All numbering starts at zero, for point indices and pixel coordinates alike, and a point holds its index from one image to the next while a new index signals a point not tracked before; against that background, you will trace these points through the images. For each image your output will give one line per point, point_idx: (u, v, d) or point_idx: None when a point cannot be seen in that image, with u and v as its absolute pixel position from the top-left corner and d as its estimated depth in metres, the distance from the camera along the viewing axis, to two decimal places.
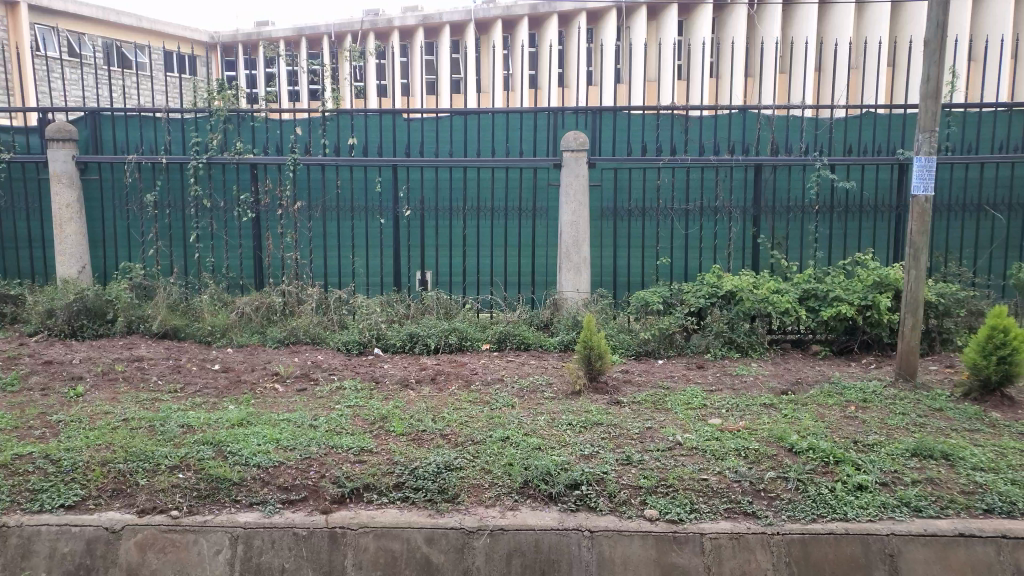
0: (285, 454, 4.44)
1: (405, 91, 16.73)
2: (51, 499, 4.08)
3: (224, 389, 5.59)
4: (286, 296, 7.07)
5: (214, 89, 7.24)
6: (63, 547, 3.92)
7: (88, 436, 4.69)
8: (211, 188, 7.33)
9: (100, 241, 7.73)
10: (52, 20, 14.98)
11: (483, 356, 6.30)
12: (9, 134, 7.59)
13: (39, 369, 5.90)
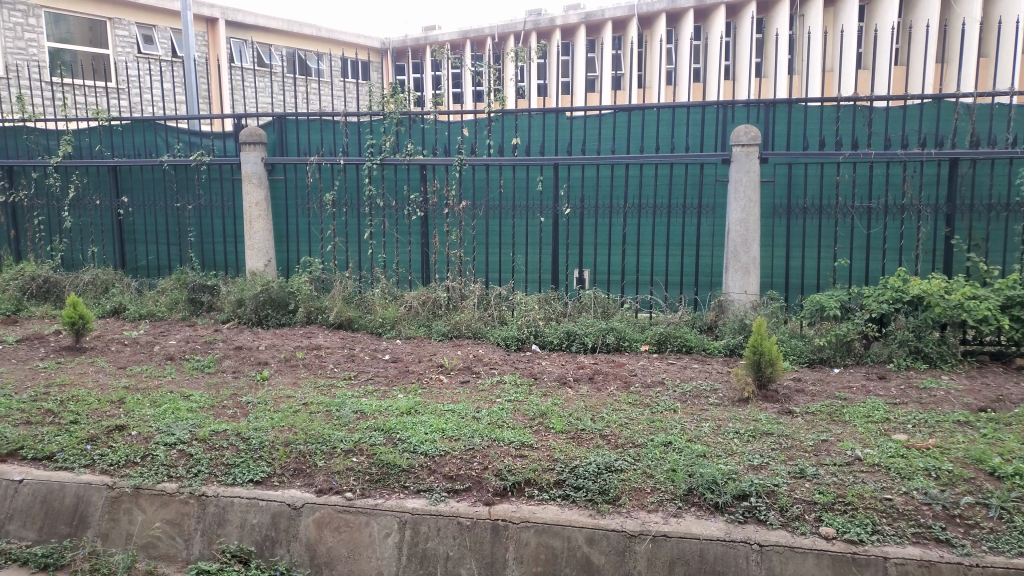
0: (450, 444, 4.58)
1: (567, 90, 16.88)
2: (242, 474, 4.44)
3: (393, 379, 5.85)
4: (450, 291, 7.30)
5: (388, 94, 7.61)
6: (252, 518, 4.25)
7: (273, 418, 5.06)
8: (383, 189, 7.71)
9: (284, 238, 8.31)
10: (246, 33, 16.39)
11: (643, 357, 6.19)
12: (209, 139, 8.34)
13: (231, 353, 6.44)
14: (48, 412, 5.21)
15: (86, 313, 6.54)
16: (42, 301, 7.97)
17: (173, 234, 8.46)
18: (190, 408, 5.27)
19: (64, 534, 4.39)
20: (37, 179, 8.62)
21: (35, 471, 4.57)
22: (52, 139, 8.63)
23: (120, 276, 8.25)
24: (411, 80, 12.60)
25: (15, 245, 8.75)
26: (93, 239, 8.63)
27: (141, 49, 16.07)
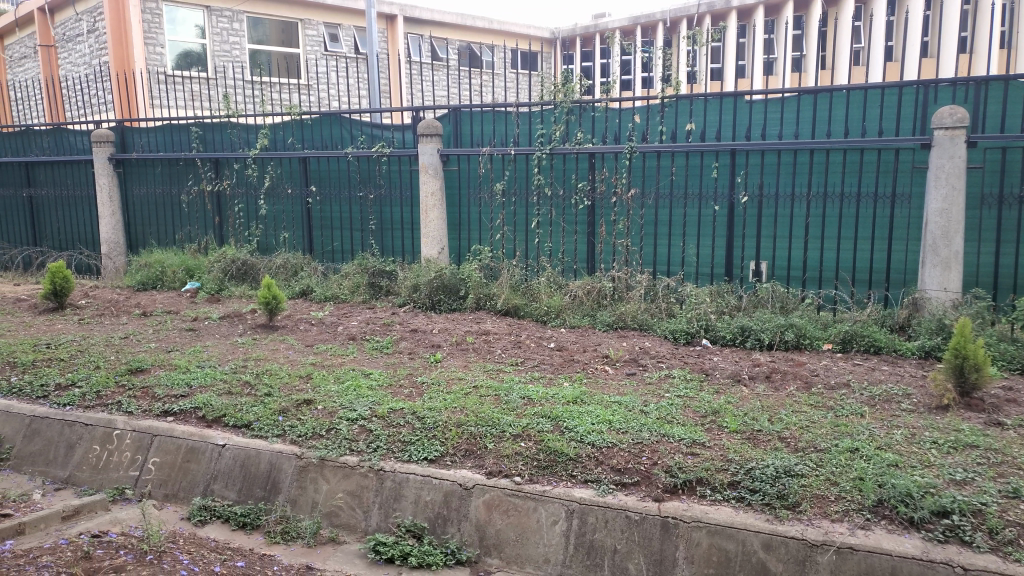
0: (619, 436, 4.52)
1: (741, 74, 16.18)
2: (417, 452, 4.61)
3: (559, 367, 5.87)
4: (616, 281, 7.21)
5: (560, 83, 7.61)
6: (425, 495, 4.39)
7: (446, 399, 5.23)
8: (552, 178, 7.73)
9: (457, 226, 8.49)
10: (424, 29, 17.05)
11: (825, 356, 5.80)
12: (389, 131, 8.63)
13: (406, 336, 6.73)
14: (247, 384, 5.69)
15: (279, 294, 7.08)
16: (241, 282, 8.71)
17: (356, 222, 8.92)
18: (369, 386, 5.56)
19: (260, 497, 4.73)
20: (238, 170, 9.39)
21: (235, 437, 4.97)
22: (251, 133, 9.34)
23: (308, 261, 8.84)
24: (580, 68, 12.58)
25: (218, 231, 9.60)
26: (285, 225, 9.29)
27: (327, 47, 17.04)
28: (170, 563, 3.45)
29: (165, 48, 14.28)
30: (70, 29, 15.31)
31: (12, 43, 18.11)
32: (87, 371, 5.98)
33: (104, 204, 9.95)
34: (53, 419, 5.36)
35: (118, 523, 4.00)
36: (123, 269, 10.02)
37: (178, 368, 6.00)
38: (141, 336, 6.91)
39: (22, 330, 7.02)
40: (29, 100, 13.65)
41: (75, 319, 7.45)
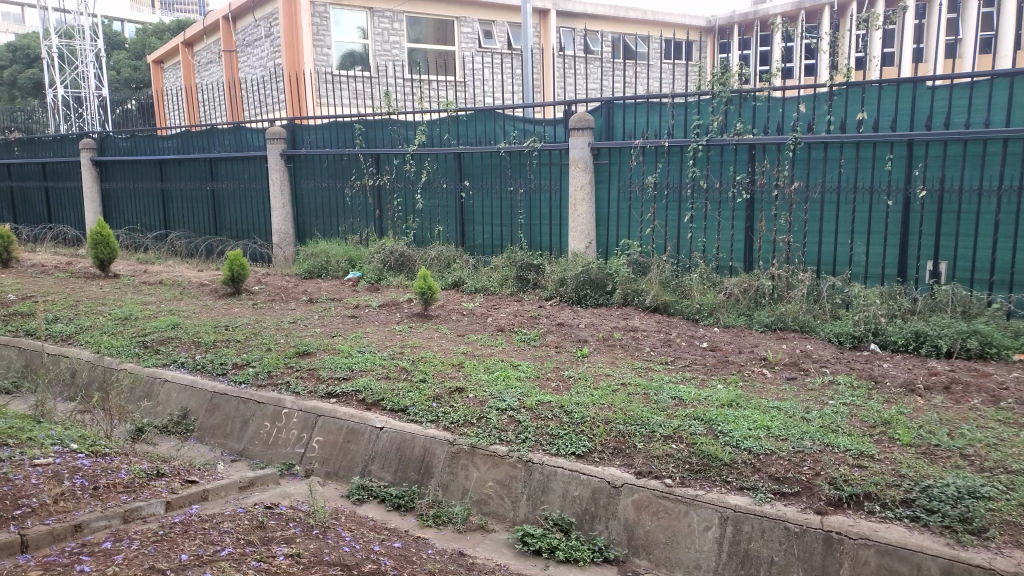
0: (777, 443, 4.30)
1: (918, 59, 14.98)
2: (565, 446, 4.60)
3: (712, 367, 5.67)
4: (776, 279, 6.87)
5: (720, 72, 7.33)
6: (573, 491, 4.37)
7: (594, 395, 5.18)
8: (709, 170, 7.48)
9: (604, 220, 8.37)
10: (576, 22, 17.03)
11: (1015, 368, 5.25)
12: (541, 126, 8.65)
13: (554, 329, 6.75)
14: (403, 369, 5.91)
15: (434, 285, 7.31)
16: (397, 272, 9.06)
17: (506, 216, 9.01)
18: (518, 377, 5.62)
19: (413, 480, 4.89)
20: (397, 165, 9.75)
21: (392, 421, 5.18)
22: (410, 129, 9.66)
23: (460, 254, 9.07)
24: (739, 57, 12.08)
25: (378, 223, 10.04)
26: (439, 218, 9.58)
27: (481, 44, 17.24)
28: (334, 538, 3.63)
29: (332, 49, 15.22)
30: (249, 34, 16.56)
31: (201, 49, 19.83)
32: (260, 352, 6.44)
33: (276, 197, 10.67)
34: (231, 396, 5.81)
35: (287, 496, 4.26)
36: (292, 258, 10.75)
37: (340, 353, 6.34)
38: (307, 321, 7.35)
39: (205, 313, 7.66)
40: (214, 101, 14.89)
41: (250, 304, 8.04)
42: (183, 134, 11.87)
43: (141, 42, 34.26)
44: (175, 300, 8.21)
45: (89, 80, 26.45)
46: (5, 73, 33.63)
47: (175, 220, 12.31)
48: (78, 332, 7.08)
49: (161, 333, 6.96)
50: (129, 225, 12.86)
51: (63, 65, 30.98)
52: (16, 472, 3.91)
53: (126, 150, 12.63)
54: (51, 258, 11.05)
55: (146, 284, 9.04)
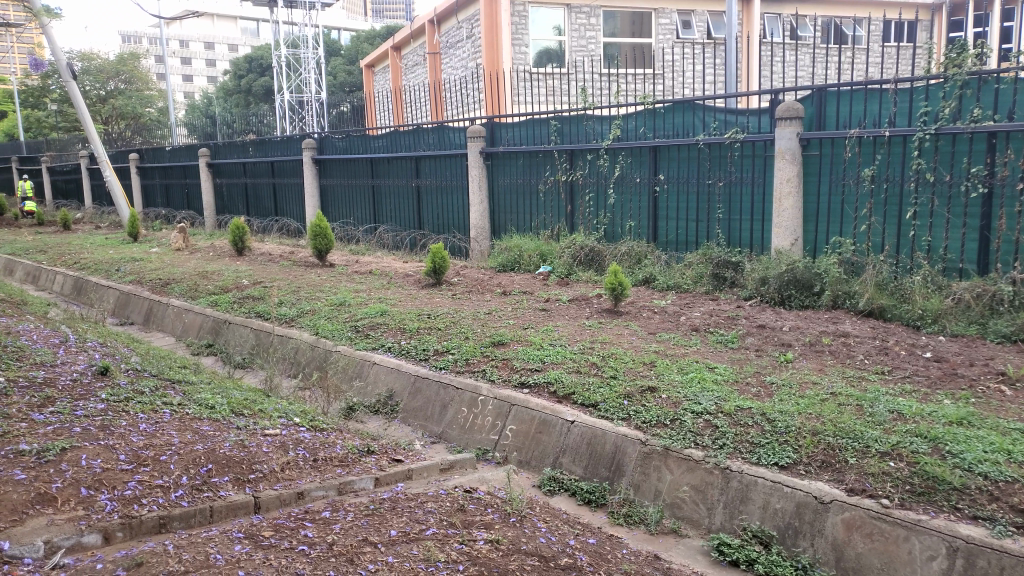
0: (1021, 471, 3.80)
1: None
2: (767, 456, 4.34)
3: (938, 380, 5.12)
4: (1018, 285, 6.10)
5: (955, 52, 6.61)
6: (775, 503, 4.11)
7: (800, 403, 4.86)
8: (938, 161, 6.78)
9: (812, 216, 7.82)
10: (781, 8, 16.14)
11: None
12: (744, 116, 8.24)
13: (753, 331, 6.42)
14: (595, 365, 5.89)
15: (625, 281, 7.22)
16: (587, 268, 9.07)
17: (702, 211, 8.71)
18: (715, 380, 5.40)
19: (604, 477, 4.85)
20: (591, 161, 9.73)
21: (583, 416, 5.17)
22: (604, 125, 9.58)
23: (652, 250, 8.90)
24: (973, 36, 10.88)
25: (570, 218, 10.09)
26: (631, 213, 9.45)
27: (680, 35, 16.69)
28: (530, 529, 3.67)
29: (529, 48, 15.58)
30: (453, 36, 17.26)
31: (408, 52, 21.00)
32: (459, 340, 6.69)
33: (475, 193, 11.04)
34: (431, 380, 6.08)
35: (485, 482, 4.37)
36: (487, 252, 11.09)
37: (533, 345, 6.43)
38: (502, 312, 7.54)
39: (409, 301, 8.09)
40: (418, 102, 15.70)
41: (449, 294, 8.39)
42: (391, 134, 12.64)
43: (355, 48, 37.10)
44: (382, 288, 8.76)
45: (311, 85, 29.08)
46: (243, 82, 37.84)
47: (382, 213, 13.14)
48: (300, 316, 7.74)
49: (370, 319, 7.44)
50: (343, 218, 13.92)
51: (290, 73, 34.24)
52: (250, 440, 4.34)
53: (342, 149, 13.66)
54: (277, 248, 12.21)
55: (357, 274, 9.72)
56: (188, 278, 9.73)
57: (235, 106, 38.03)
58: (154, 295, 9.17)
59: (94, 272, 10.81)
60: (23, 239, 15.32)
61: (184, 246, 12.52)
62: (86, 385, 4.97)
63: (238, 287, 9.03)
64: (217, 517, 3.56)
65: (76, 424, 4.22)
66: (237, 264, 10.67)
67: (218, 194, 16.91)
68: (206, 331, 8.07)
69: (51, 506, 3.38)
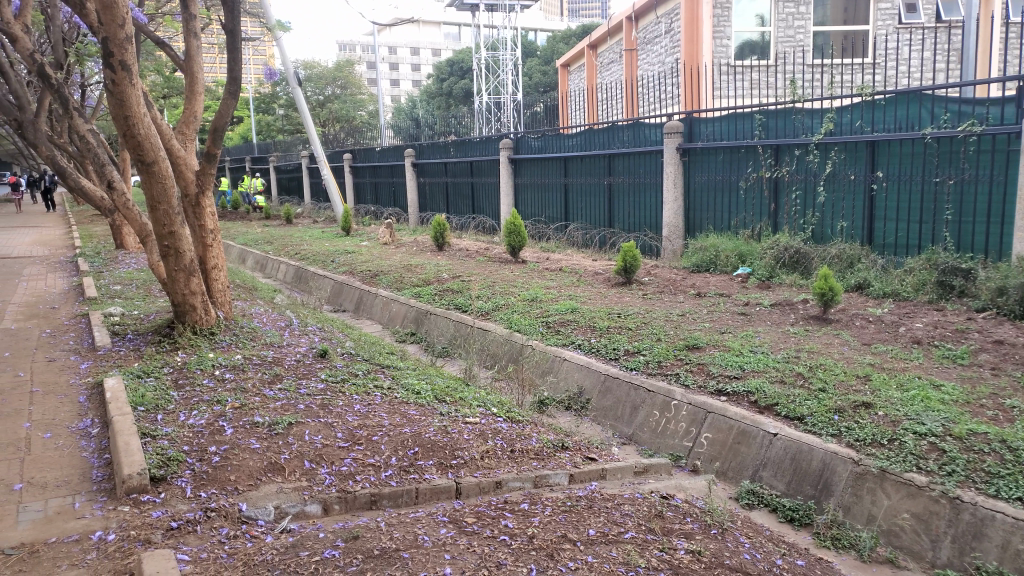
0: None
1: None
2: (1008, 489, 3.83)
3: None
4: None
5: None
6: (1018, 543, 3.62)
7: None
8: None
9: None
10: None
11: None
12: (983, 106, 7.41)
13: (988, 346, 5.72)
14: (800, 375, 5.52)
15: (836, 286, 6.71)
16: (791, 270, 8.56)
17: (927, 212, 7.93)
18: (942, 399, 4.85)
19: (809, 495, 4.51)
20: (799, 156, 9.19)
21: (787, 429, 4.84)
22: (815, 118, 8.98)
23: (866, 253, 8.26)
24: None
25: (773, 218, 9.58)
26: (843, 213, 8.79)
27: (903, 20, 15.17)
28: (733, 543, 3.49)
29: (731, 40, 15.03)
30: (652, 31, 16.98)
31: (605, 50, 20.96)
32: (651, 341, 6.54)
33: (669, 190, 10.75)
34: (622, 380, 5.96)
35: (682, 489, 4.23)
36: (680, 251, 10.79)
37: (731, 350, 6.15)
38: (697, 315, 7.28)
39: (601, 300, 8.04)
40: (614, 99, 15.63)
41: (641, 294, 8.24)
42: (586, 132, 12.66)
43: (551, 49, 37.86)
44: (574, 285, 8.79)
45: (509, 86, 30.04)
46: (445, 84, 39.80)
47: (574, 211, 13.21)
48: (495, 310, 7.95)
49: (562, 316, 7.48)
50: (535, 216, 14.15)
51: (488, 75, 35.54)
52: (453, 426, 4.50)
53: (537, 148, 13.86)
54: (473, 244, 12.67)
55: (549, 270, 9.84)
56: (394, 270, 10.33)
57: (437, 108, 40.11)
58: (363, 286, 9.83)
59: (313, 262, 11.80)
60: (254, 231, 17.05)
61: (390, 240, 13.35)
62: (308, 365, 5.40)
63: (438, 280, 9.45)
64: (422, 499, 3.70)
65: (300, 401, 4.59)
66: (438, 258, 11.20)
67: (420, 192, 17.85)
68: (409, 321, 8.53)
69: (280, 475, 3.70)
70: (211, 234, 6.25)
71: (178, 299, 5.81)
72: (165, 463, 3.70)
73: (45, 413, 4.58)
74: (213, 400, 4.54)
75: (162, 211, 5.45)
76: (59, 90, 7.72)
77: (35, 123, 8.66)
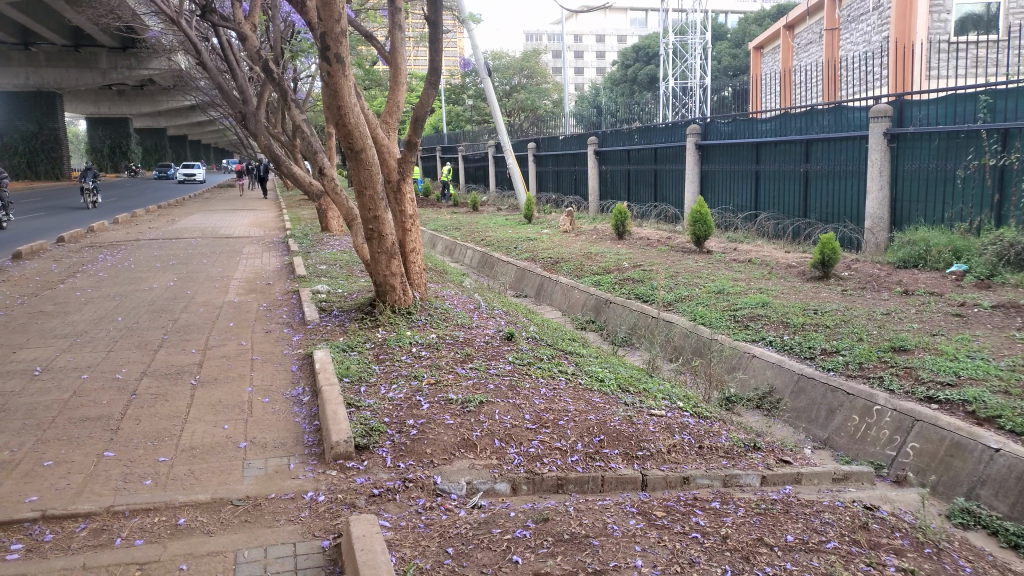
0: None
1: None
2: None
3: None
4: None
5: None
6: None
7: None
8: None
9: None
10: None
11: None
12: None
13: None
14: None
15: None
16: (1018, 269, 7.64)
17: None
18: None
19: None
20: None
21: (1012, 445, 4.30)
22: None
23: None
24: None
25: (997, 210, 8.60)
26: None
27: None
28: (951, 565, 3.15)
29: (951, 14, 13.72)
30: (857, 8, 15.81)
31: (803, 30, 19.78)
32: (851, 341, 6.09)
33: (874, 179, 9.97)
34: (818, 381, 5.58)
35: (888, 501, 3.89)
36: (884, 245, 9.96)
37: (944, 355, 5.58)
38: (904, 314, 6.69)
39: (794, 294, 7.60)
40: (812, 82, 14.72)
41: (839, 290, 7.71)
42: (779, 117, 12.02)
43: (743, 31, 36.49)
44: (764, 279, 8.38)
45: (697, 70, 29.26)
46: (630, 71, 39.38)
47: (764, 201, 12.59)
48: (679, 301, 7.76)
49: (751, 310, 7.15)
50: (720, 206, 13.65)
51: (676, 60, 34.72)
52: (638, 417, 4.43)
53: (726, 133, 13.32)
54: (655, 233, 12.44)
55: (736, 262, 9.45)
56: (575, 258, 10.38)
57: (620, 95, 39.80)
58: (545, 272, 9.95)
59: (497, 249, 12.13)
60: (442, 218, 17.83)
61: (571, 228, 13.41)
62: (496, 347, 5.55)
63: (619, 269, 9.38)
64: (607, 488, 3.68)
65: (490, 381, 4.72)
66: (618, 247, 11.12)
67: (601, 180, 17.79)
68: (589, 309, 8.53)
69: (472, 451, 3.82)
70: (410, 219, 6.57)
71: (380, 280, 6.16)
72: (368, 433, 3.94)
73: (266, 379, 5.04)
74: (411, 376, 4.79)
75: (368, 195, 5.79)
76: (278, 84, 8.43)
77: (256, 115, 9.52)
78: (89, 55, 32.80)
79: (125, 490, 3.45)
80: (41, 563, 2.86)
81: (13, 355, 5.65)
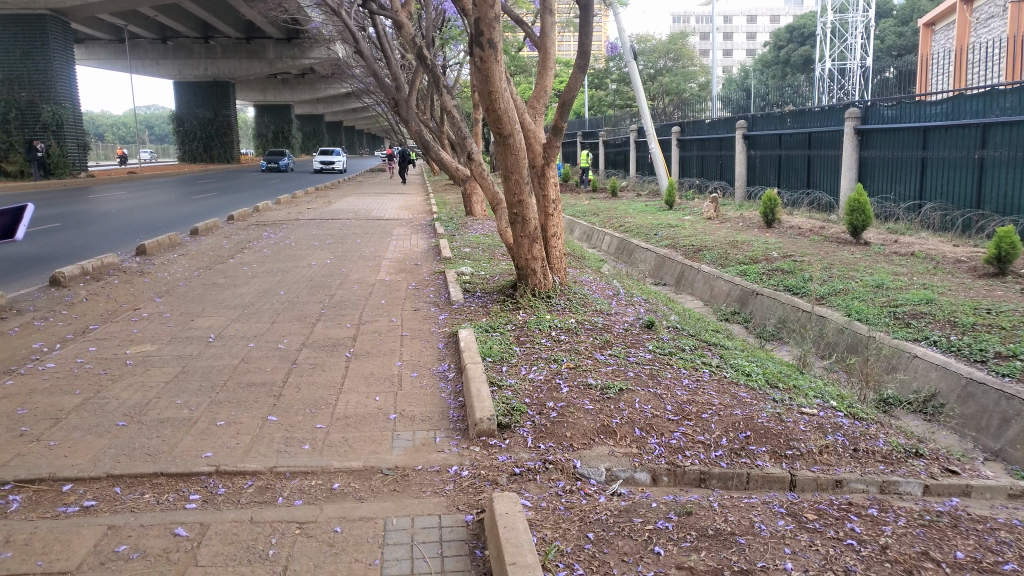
0: None
1: None
2: None
3: None
4: None
5: None
6: None
7: None
8: None
9: None
10: None
11: None
12: None
13: None
14: None
15: None
16: None
17: None
18: None
19: None
20: None
21: None
22: None
23: None
24: None
25: None
26: None
27: None
28: None
29: None
30: None
31: (983, 3, 18.09)
32: None
33: None
34: (991, 387, 5.10)
35: None
36: None
37: None
38: None
39: (965, 291, 7.00)
40: (992, 60, 13.46)
41: (1018, 288, 7.02)
42: (953, 98, 11.06)
43: (911, 6, 33.86)
44: (930, 273, 7.77)
45: (858, 50, 27.46)
46: (784, 52, 37.55)
47: (930, 190, 11.65)
48: (832, 294, 7.34)
49: (914, 306, 6.64)
50: (879, 194, 12.75)
51: (834, 39, 32.78)
52: (787, 415, 4.23)
53: (890, 117, 12.41)
54: (806, 222, 11.82)
55: (897, 255, 8.82)
56: (719, 246, 10.05)
57: (772, 77, 38.07)
58: (686, 261, 9.70)
59: (636, 235, 11.96)
60: (582, 204, 17.78)
61: (715, 215, 12.99)
62: (636, 335, 5.47)
63: (767, 259, 8.99)
64: (753, 485, 3.54)
65: (630, 369, 4.67)
66: (766, 235, 10.67)
67: (749, 166, 17.09)
68: (733, 300, 8.25)
69: (611, 438, 3.79)
70: (553, 204, 6.57)
71: (521, 263, 6.23)
72: (509, 412, 4.01)
73: (413, 355, 5.23)
74: (551, 359, 4.82)
75: (514, 179, 5.86)
76: (430, 69, 8.67)
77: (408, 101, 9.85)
78: (259, 46, 35.12)
79: (286, 452, 3.69)
80: (216, 513, 3.12)
81: (192, 323, 6.17)
